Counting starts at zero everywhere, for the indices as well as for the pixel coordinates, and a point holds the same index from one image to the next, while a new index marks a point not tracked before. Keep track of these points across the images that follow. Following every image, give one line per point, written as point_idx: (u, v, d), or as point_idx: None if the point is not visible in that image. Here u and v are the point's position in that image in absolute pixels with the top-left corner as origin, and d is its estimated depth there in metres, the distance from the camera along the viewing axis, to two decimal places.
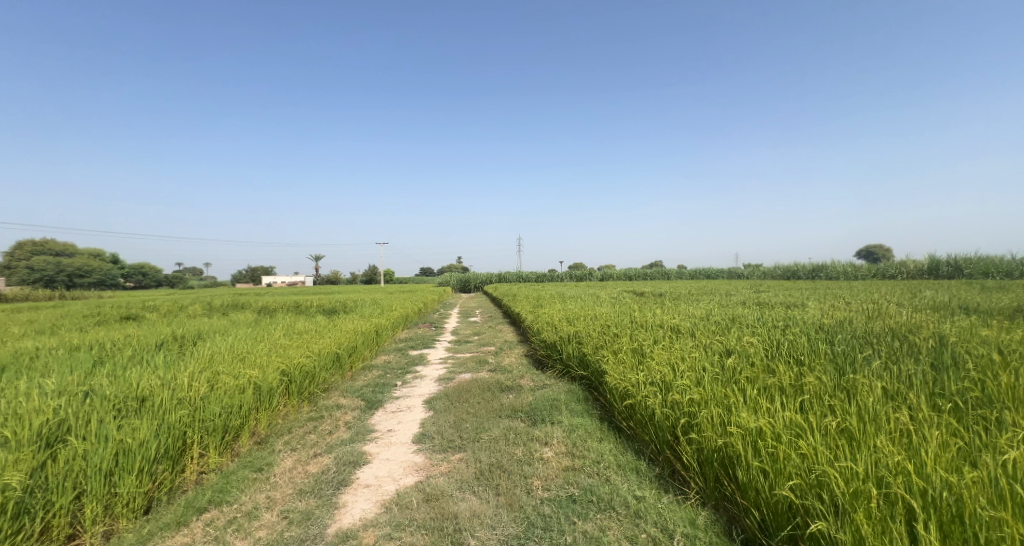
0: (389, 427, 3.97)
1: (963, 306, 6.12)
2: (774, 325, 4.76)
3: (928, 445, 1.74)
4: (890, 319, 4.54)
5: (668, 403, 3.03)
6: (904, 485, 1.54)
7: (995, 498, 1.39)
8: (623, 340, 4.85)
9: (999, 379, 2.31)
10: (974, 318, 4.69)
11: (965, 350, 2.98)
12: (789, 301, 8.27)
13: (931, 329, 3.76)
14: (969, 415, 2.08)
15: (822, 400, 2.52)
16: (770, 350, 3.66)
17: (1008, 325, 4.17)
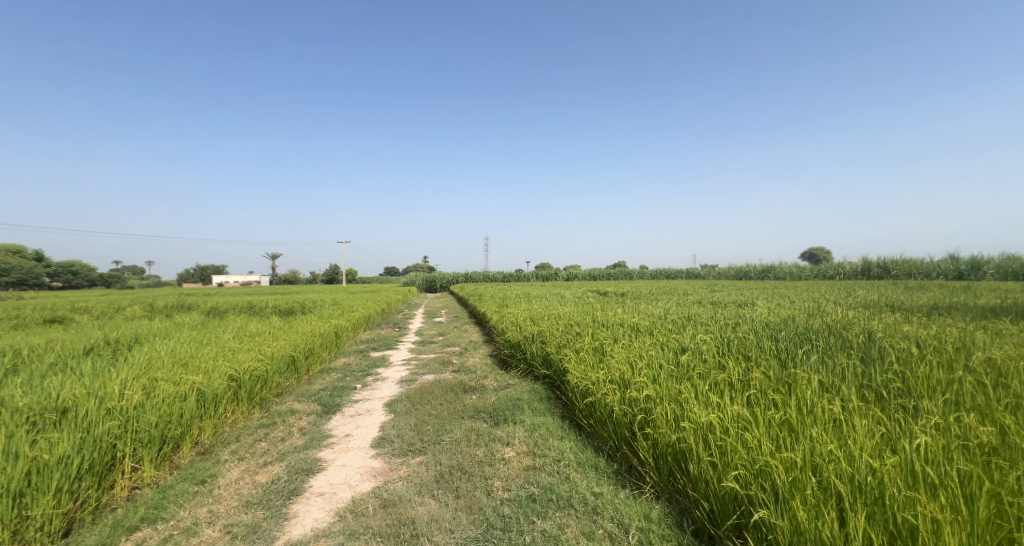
0: (347, 431, 3.85)
1: (889, 304, 6.71)
2: (725, 323, 5.02)
3: (856, 434, 1.89)
4: (828, 316, 4.90)
5: (626, 400, 3.12)
6: (834, 472, 1.66)
7: (911, 479, 1.53)
8: (585, 339, 4.94)
9: (918, 371, 2.55)
10: (899, 315, 5.15)
11: (890, 344, 3.27)
12: (740, 300, 8.76)
13: (864, 325, 4.08)
14: (892, 404, 2.27)
15: (766, 394, 2.68)
16: (721, 346, 3.86)
17: (929, 321, 4.57)
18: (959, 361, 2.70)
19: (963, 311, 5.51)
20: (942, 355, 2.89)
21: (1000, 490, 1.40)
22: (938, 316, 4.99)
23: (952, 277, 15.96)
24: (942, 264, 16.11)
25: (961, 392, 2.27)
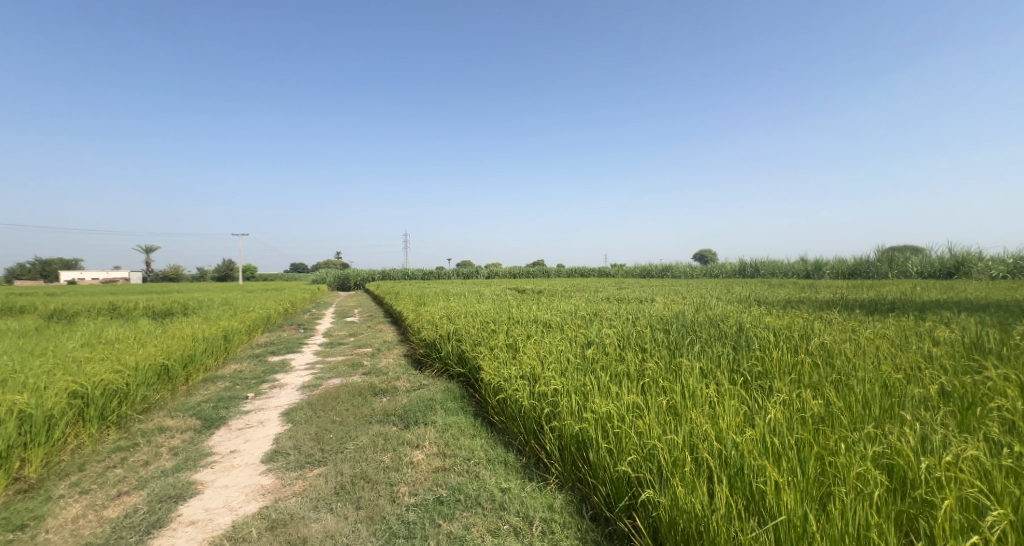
0: (232, 447, 3.43)
1: (758, 299, 7.86)
2: (628, 317, 5.44)
3: (724, 413, 2.16)
4: (711, 310, 5.58)
5: (535, 394, 3.22)
6: (707, 449, 1.88)
7: (763, 449, 1.79)
8: (499, 335, 5.00)
9: (775, 355, 3.00)
10: (765, 308, 6.04)
11: (755, 333, 3.82)
12: (642, 296, 9.58)
13: (738, 318, 4.70)
14: (753, 386, 2.65)
15: (657, 382, 2.96)
16: (622, 339, 4.17)
17: (786, 313, 5.42)
18: (803, 347, 3.25)
19: (809, 304, 6.63)
20: (794, 342, 3.44)
21: (823, 453, 1.70)
22: (792, 309, 5.94)
23: (802, 276, 19.15)
24: (795, 265, 19.25)
25: (802, 372, 2.73)
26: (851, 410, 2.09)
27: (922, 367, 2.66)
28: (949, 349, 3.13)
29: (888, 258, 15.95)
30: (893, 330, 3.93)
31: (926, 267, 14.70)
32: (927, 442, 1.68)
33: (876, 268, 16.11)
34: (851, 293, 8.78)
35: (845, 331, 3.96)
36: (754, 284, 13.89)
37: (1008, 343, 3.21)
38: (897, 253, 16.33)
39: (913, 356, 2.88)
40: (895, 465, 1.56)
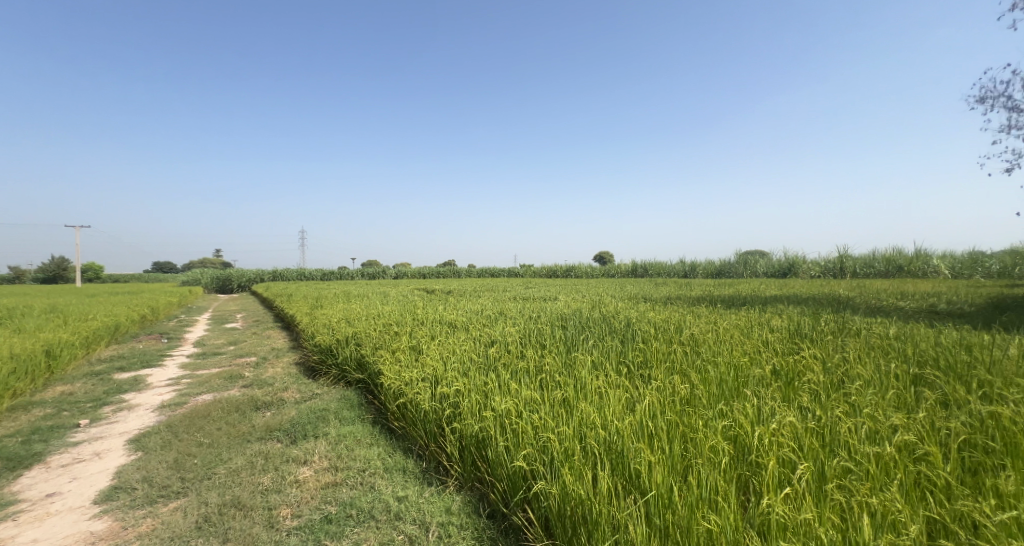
0: (54, 489, 2.77)
1: (645, 296, 8.73)
2: (531, 316, 5.63)
3: (609, 403, 2.36)
4: (605, 307, 6.04)
5: (436, 397, 3.16)
6: (593, 437, 2.03)
7: (639, 432, 1.99)
8: (402, 337, 4.81)
9: (655, 347, 3.36)
10: (650, 305, 6.73)
11: (640, 327, 4.24)
12: (546, 295, 10.01)
13: (627, 314, 5.17)
14: (636, 375, 2.93)
15: (554, 376, 3.10)
16: (525, 337, 4.31)
17: (667, 309, 6.11)
18: (677, 338, 3.69)
19: (684, 300, 7.55)
20: (671, 334, 3.89)
21: (686, 431, 1.94)
22: (670, 305, 6.71)
23: (681, 277, 21.63)
24: (675, 266, 21.63)
25: (675, 360, 3.09)
26: (710, 392, 2.43)
27: (763, 352, 3.20)
28: (783, 335, 3.82)
29: (744, 261, 18.85)
30: (745, 321, 4.67)
31: (770, 268, 17.76)
32: (762, 414, 2.02)
33: (736, 270, 18.91)
34: (716, 290, 10.19)
35: (711, 323, 4.59)
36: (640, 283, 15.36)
37: (821, 329, 4.02)
38: (750, 256, 19.46)
39: (758, 343, 3.45)
40: (739, 436, 1.85)
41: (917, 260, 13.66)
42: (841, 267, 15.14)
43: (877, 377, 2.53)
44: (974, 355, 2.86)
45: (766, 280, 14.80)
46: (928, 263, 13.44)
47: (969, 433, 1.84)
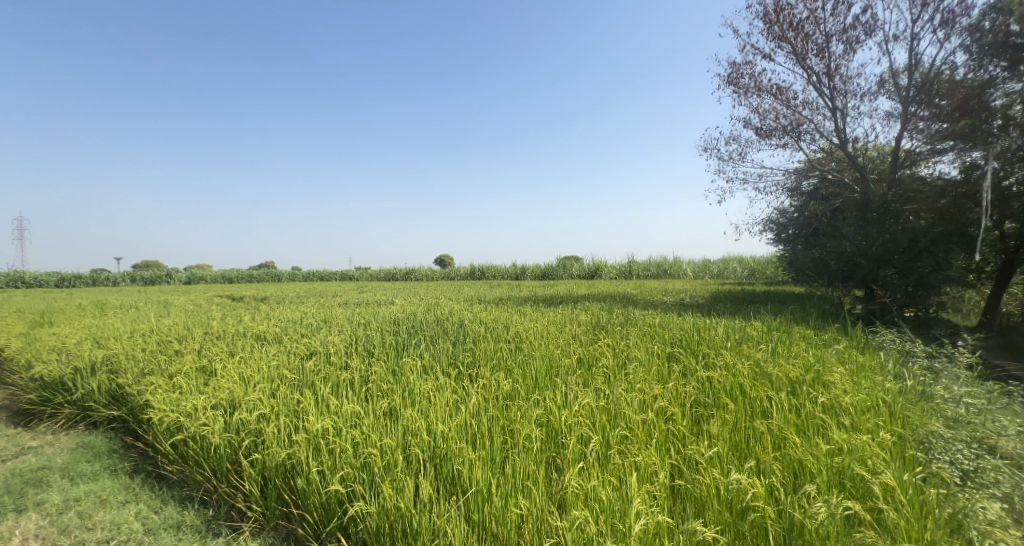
0: None
1: (478, 298, 9.13)
2: (359, 322, 5.23)
3: (435, 406, 2.34)
4: (439, 310, 6.05)
5: (230, 426, 2.60)
6: (417, 444, 1.97)
7: (462, 432, 2.02)
8: (183, 358, 3.83)
9: (482, 346, 3.49)
10: (482, 306, 7.05)
11: (470, 328, 4.37)
12: (379, 299, 9.49)
13: (458, 315, 5.27)
14: (464, 375, 2.99)
15: (380, 385, 2.92)
16: (349, 346, 3.95)
17: (497, 309, 6.48)
18: (503, 337, 3.94)
19: (511, 301, 8.11)
20: (498, 333, 4.13)
21: (505, 425, 2.06)
22: (498, 305, 7.16)
23: (511, 279, 22.86)
24: (509, 268, 22.00)
25: (500, 357, 3.28)
26: (527, 384, 2.65)
27: (572, 344, 3.68)
28: (587, 328, 4.47)
29: (563, 264, 20.84)
30: (560, 318, 5.30)
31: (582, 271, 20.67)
32: (567, 400, 2.30)
33: (558, 272, 20.61)
34: (538, 291, 11.21)
35: (532, 321, 5.05)
36: (473, 285, 15.83)
37: (614, 321, 4.86)
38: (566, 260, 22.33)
39: (568, 336, 3.94)
40: (549, 421, 2.06)
41: (674, 265, 17.93)
42: (630, 271, 18.56)
43: (647, 358, 3.18)
44: (704, 335, 3.89)
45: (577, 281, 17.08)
46: (681, 267, 17.72)
47: (698, 395, 2.48)
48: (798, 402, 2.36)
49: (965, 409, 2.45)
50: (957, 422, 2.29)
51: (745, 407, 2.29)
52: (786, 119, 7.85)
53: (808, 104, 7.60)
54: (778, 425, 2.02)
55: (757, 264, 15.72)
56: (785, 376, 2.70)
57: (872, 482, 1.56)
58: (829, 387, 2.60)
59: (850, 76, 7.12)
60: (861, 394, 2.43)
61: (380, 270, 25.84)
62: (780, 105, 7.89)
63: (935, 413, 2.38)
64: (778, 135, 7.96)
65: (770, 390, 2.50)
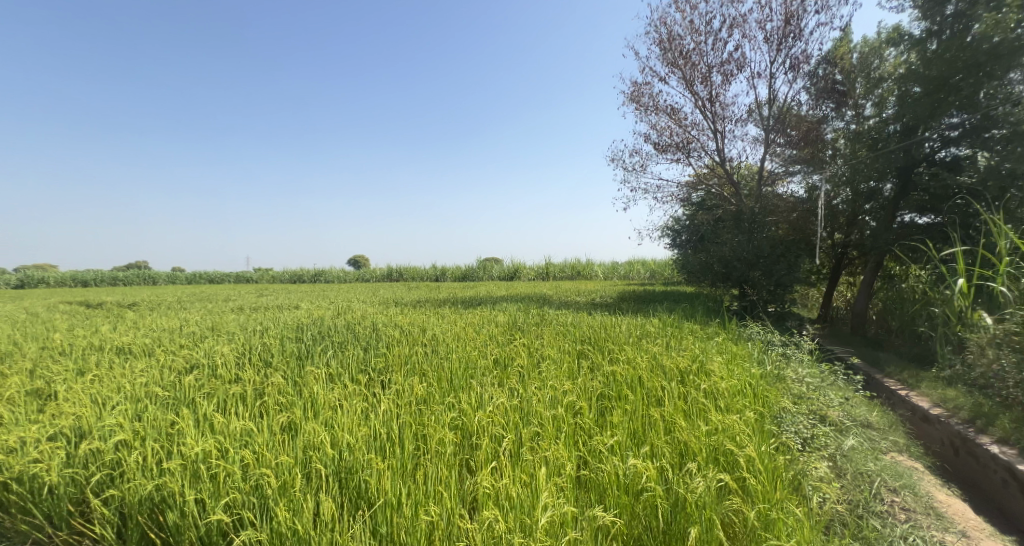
0: None
1: (394, 300, 8.76)
2: (255, 329, 4.69)
3: (341, 417, 2.17)
4: (350, 314, 5.68)
5: (73, 460, 2.12)
6: (319, 459, 1.81)
7: (370, 443, 1.90)
8: (10, 381, 3.09)
9: (394, 350, 3.35)
10: (398, 309, 6.76)
11: (383, 332, 4.16)
12: (281, 303, 8.64)
13: (371, 319, 5.01)
14: (374, 381, 2.83)
15: (277, 398, 2.63)
16: (241, 356, 3.52)
17: (413, 311, 6.27)
18: (418, 341, 3.81)
19: (429, 303, 7.91)
20: (413, 337, 3.99)
21: (417, 430, 1.99)
22: (415, 308, 6.94)
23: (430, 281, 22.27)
24: (428, 269, 21.35)
25: (414, 360, 3.16)
26: (441, 387, 2.59)
27: (487, 345, 3.69)
28: (503, 329, 4.54)
29: (484, 265, 20.81)
30: (477, 319, 5.30)
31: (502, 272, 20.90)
32: (481, 400, 2.30)
33: (478, 273, 20.56)
34: (457, 293, 11.08)
35: (450, 322, 4.99)
36: (389, 287, 15.17)
37: (529, 321, 4.98)
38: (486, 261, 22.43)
39: (484, 337, 3.95)
40: (462, 424, 2.04)
41: (586, 266, 18.97)
42: (547, 272, 19.20)
43: (559, 356, 3.31)
44: (610, 332, 4.17)
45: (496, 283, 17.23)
46: (593, 269, 18.81)
47: (603, 388, 2.64)
48: (686, 390, 2.65)
49: (807, 387, 2.95)
50: (802, 398, 2.75)
51: (642, 397, 2.50)
52: (678, 137, 8.77)
53: (695, 126, 8.57)
54: (669, 412, 2.24)
55: (657, 267, 17.28)
56: (676, 368, 3.00)
57: (740, 455, 1.81)
58: (710, 375, 2.95)
59: (727, 103, 8.17)
60: (734, 379, 2.80)
61: (282, 272, 23.58)
62: (672, 124, 8.78)
63: (787, 392, 2.83)
64: (672, 152, 8.86)
65: (663, 380, 2.77)
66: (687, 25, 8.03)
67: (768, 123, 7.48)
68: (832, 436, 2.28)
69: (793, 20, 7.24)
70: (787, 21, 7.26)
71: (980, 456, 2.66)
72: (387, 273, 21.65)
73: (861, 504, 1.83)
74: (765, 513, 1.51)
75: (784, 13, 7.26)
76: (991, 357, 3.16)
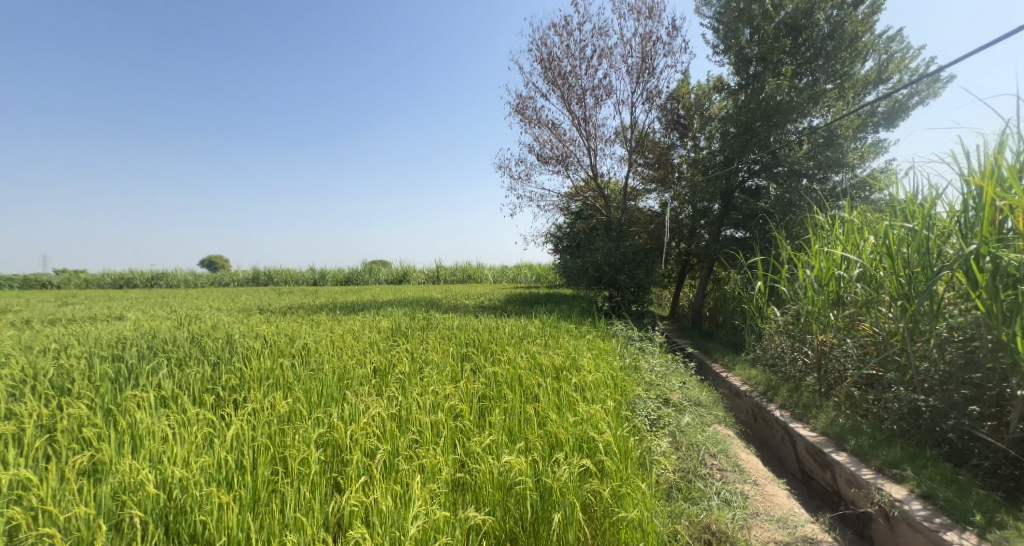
0: None
1: (257, 307, 7.70)
2: (52, 347, 3.68)
3: (172, 449, 1.72)
4: (197, 324, 4.83)
5: None
6: (133, 504, 1.43)
7: (212, 478, 1.57)
8: None
9: (254, 362, 2.95)
10: (261, 317, 5.97)
11: (240, 344, 3.63)
12: (97, 313, 6.94)
13: (225, 329, 4.34)
14: (224, 401, 2.43)
15: (78, 432, 2.06)
16: (25, 384, 2.71)
17: (281, 320, 5.61)
18: (285, 353, 3.42)
19: (303, 310, 7.17)
20: (279, 348, 3.56)
21: (278, 451, 1.79)
22: (284, 316, 6.21)
23: (306, 284, 20.00)
24: (305, 273, 19.28)
25: (278, 374, 2.81)
26: (310, 402, 2.36)
27: (366, 353, 3.50)
28: (386, 335, 4.35)
29: (370, 268, 19.61)
30: (358, 325, 4.99)
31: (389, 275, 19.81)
32: (356, 410, 2.17)
33: (363, 277, 19.30)
34: (337, 298, 10.23)
35: (326, 330, 4.59)
36: (252, 292, 13.29)
37: (413, 326, 4.84)
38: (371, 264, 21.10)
39: (363, 345, 3.73)
40: (331, 439, 1.90)
41: (476, 270, 19.18)
42: (437, 276, 18.93)
43: (441, 360, 3.29)
44: (494, 334, 4.30)
45: (382, 287, 16.38)
46: (483, 272, 19.10)
47: (484, 389, 2.72)
48: (559, 385, 2.87)
49: (657, 376, 3.43)
50: (651, 385, 3.19)
51: (519, 395, 2.64)
52: (558, 151, 9.46)
53: (572, 142, 9.35)
54: (542, 407, 2.41)
55: (542, 271, 18.30)
56: (551, 365, 3.23)
57: (600, 441, 2.04)
58: (580, 370, 3.25)
59: (598, 125, 9.10)
60: (599, 372, 3.13)
61: (102, 275, 18.98)
62: (553, 139, 9.45)
63: (641, 381, 3.26)
64: (552, 164, 9.53)
65: (540, 378, 2.96)
66: (564, 49, 8.72)
67: (631, 145, 8.53)
68: (672, 416, 2.71)
69: (648, 59, 8.41)
70: (643, 59, 8.40)
71: (769, 419, 3.41)
72: (253, 276, 19.01)
73: (689, 470, 2.21)
74: (617, 490, 1.73)
75: (641, 52, 8.37)
76: (778, 342, 4.08)
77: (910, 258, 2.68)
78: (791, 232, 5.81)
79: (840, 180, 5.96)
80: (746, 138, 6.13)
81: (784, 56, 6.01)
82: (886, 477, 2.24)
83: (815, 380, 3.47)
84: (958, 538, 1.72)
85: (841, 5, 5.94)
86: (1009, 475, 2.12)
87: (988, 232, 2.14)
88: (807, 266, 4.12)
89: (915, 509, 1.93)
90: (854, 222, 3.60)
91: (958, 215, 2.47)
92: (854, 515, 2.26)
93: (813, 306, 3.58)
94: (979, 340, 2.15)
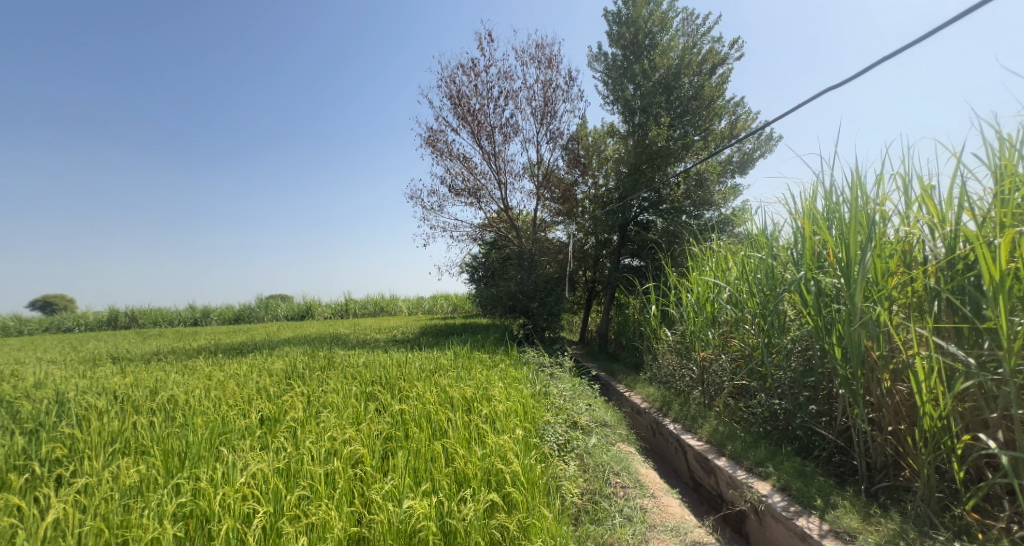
0: None
1: (113, 355, 6.44)
2: None
3: None
4: (17, 382, 3.85)
5: None
6: None
7: None
8: None
9: (93, 426, 2.40)
10: (115, 367, 4.98)
11: (79, 403, 2.96)
12: None
13: (61, 386, 3.53)
14: (45, 479, 1.93)
15: None
16: None
17: (144, 368, 4.75)
18: (146, 409, 2.88)
19: (174, 356, 6.10)
20: (135, 405, 2.98)
21: (118, 535, 1.47)
22: (147, 364, 5.27)
23: (184, 325, 17.21)
24: (182, 311, 16.72)
25: (132, 436, 2.34)
26: (171, 467, 2.00)
27: (252, 401, 3.07)
28: (279, 379, 3.90)
29: (266, 303, 17.64)
30: (245, 369, 4.39)
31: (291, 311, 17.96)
32: (231, 470, 1.88)
33: (258, 314, 17.32)
34: (219, 339, 8.93)
35: (202, 378, 3.97)
36: (109, 337, 11.04)
37: (312, 367, 4.43)
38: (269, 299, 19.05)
39: (249, 392, 3.28)
40: (196, 509, 1.62)
41: (390, 302, 18.40)
42: (346, 309, 17.74)
43: (342, 402, 3.03)
44: (403, 370, 4.08)
45: (279, 324, 14.74)
46: (397, 304, 18.35)
47: (389, 429, 2.55)
48: (468, 418, 2.80)
49: (565, 400, 3.54)
50: (560, 410, 3.28)
51: (427, 433, 2.52)
52: (470, 184, 9.63)
53: (483, 174, 9.61)
54: (451, 443, 2.33)
55: (459, 301, 18.18)
56: (462, 397, 3.16)
57: (507, 472, 2.03)
58: (490, 401, 3.22)
59: (507, 160, 9.50)
60: (509, 401, 3.13)
61: None
62: (464, 171, 9.62)
63: (550, 407, 3.33)
64: (465, 196, 9.68)
65: (449, 412, 2.86)
66: (472, 88, 9.05)
67: (538, 180, 8.92)
68: (580, 438, 2.80)
69: (550, 104, 9.10)
70: (546, 103, 9.07)
71: (664, 433, 3.68)
72: (109, 318, 15.93)
73: (595, 490, 2.29)
74: (523, 520, 1.72)
75: (544, 97, 9.04)
76: (669, 360, 4.51)
77: (763, 282, 3.18)
78: (676, 261, 6.80)
79: (710, 217, 6.94)
80: (636, 177, 6.87)
81: (661, 110, 6.94)
82: (754, 475, 2.55)
83: (700, 393, 3.87)
84: (807, 522, 2.01)
85: (700, 72, 7.08)
86: (841, 461, 2.55)
87: (812, 261, 2.64)
88: (689, 291, 4.67)
89: (776, 502, 2.21)
90: (721, 252, 4.20)
91: (791, 247, 3.01)
92: (733, 514, 2.52)
93: (694, 326, 4.03)
94: (812, 348, 2.61)
